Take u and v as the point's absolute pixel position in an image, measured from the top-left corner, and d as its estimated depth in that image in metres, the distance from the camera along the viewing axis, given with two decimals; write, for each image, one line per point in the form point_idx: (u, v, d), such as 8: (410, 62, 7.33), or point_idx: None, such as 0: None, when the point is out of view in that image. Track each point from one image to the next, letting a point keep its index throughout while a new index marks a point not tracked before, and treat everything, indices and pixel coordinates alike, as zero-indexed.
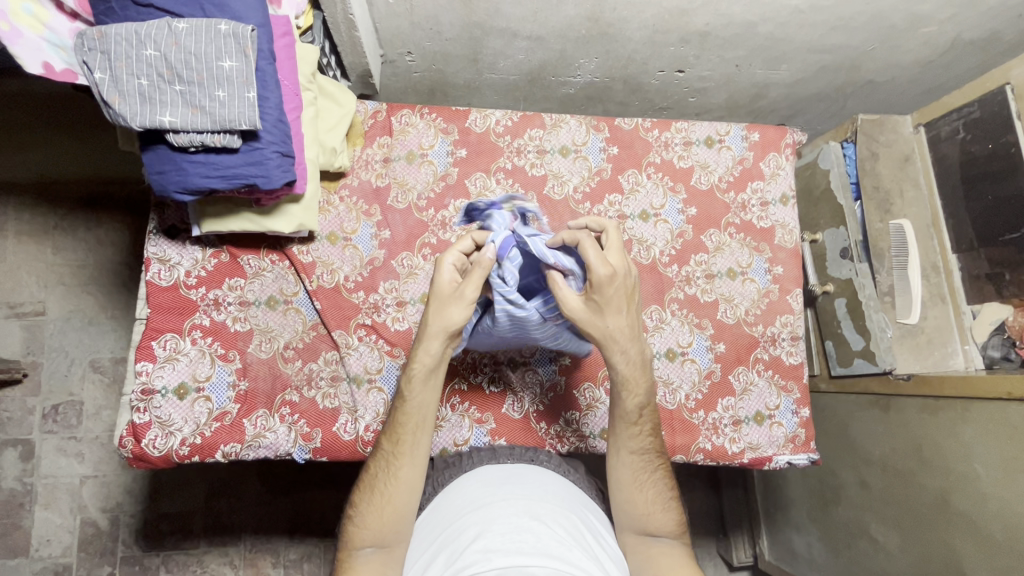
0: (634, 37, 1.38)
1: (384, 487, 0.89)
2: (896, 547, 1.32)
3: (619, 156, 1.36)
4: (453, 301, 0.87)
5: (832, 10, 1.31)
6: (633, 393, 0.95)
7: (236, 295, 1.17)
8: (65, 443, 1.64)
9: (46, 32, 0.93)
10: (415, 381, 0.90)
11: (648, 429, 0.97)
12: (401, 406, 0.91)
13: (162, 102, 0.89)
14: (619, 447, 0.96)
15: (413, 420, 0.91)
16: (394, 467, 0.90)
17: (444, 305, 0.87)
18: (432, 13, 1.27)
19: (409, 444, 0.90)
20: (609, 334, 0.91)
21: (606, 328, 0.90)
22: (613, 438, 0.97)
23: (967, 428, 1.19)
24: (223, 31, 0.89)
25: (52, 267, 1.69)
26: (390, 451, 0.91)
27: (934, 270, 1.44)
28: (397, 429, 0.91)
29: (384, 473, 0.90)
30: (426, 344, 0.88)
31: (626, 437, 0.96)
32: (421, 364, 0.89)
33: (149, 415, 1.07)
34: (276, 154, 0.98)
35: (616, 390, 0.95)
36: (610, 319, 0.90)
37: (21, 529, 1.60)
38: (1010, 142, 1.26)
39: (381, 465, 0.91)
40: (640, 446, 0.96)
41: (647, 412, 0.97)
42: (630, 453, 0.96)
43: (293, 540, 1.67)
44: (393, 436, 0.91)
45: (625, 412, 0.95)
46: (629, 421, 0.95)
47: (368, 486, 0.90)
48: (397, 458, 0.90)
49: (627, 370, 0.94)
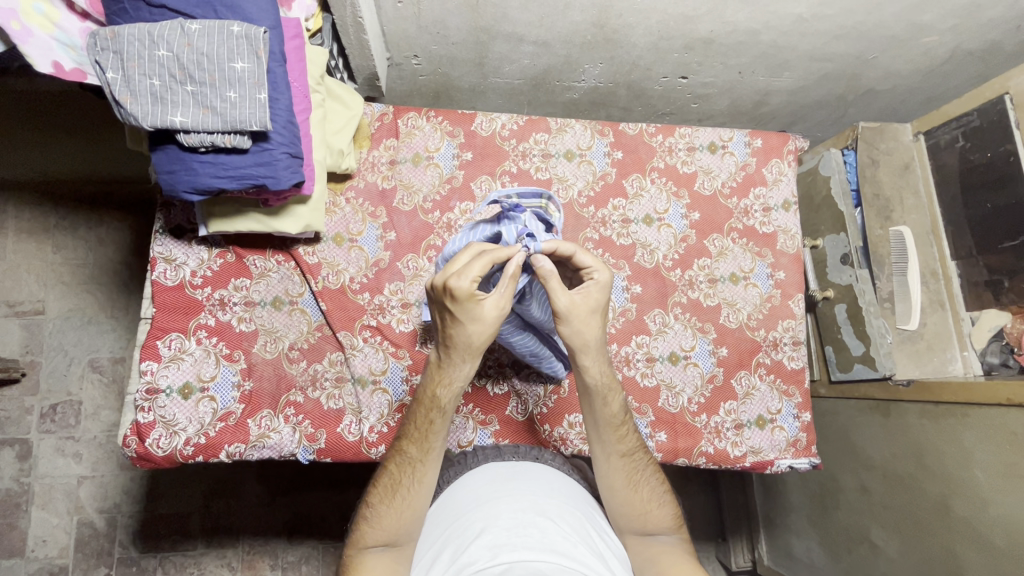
0: (640, 43, 1.39)
1: (408, 492, 0.88)
2: (895, 551, 1.33)
3: (623, 160, 1.37)
4: (490, 322, 0.84)
5: (834, 19, 1.33)
6: (615, 393, 0.94)
7: (241, 296, 1.17)
8: (63, 443, 1.63)
9: (56, 31, 0.93)
10: (452, 395, 0.89)
11: (632, 429, 0.97)
12: (432, 417, 0.89)
13: (174, 102, 0.90)
14: (607, 451, 0.95)
15: (443, 428, 0.90)
16: (420, 473, 0.89)
17: (483, 328, 0.84)
18: (440, 17, 1.28)
19: (437, 451, 0.90)
20: (594, 338, 0.90)
21: (590, 332, 0.90)
22: (599, 444, 0.95)
23: (967, 433, 1.20)
24: (235, 33, 0.90)
25: (53, 266, 1.68)
26: (418, 457, 0.89)
27: (933, 276, 1.46)
28: (427, 437, 0.89)
29: (410, 477, 0.89)
30: (461, 360, 0.87)
31: (614, 440, 0.95)
32: (460, 379, 0.88)
33: (152, 415, 1.07)
34: (285, 155, 0.99)
35: (596, 399, 0.93)
36: (595, 322, 0.90)
37: (18, 529, 1.59)
38: (1009, 150, 1.28)
39: (405, 469, 0.89)
40: (629, 447, 0.95)
41: (628, 412, 0.96)
42: (620, 456, 0.95)
43: (292, 541, 1.67)
44: (421, 443, 0.90)
45: (610, 416, 0.94)
46: (615, 424, 0.94)
47: (387, 485, 0.89)
48: (423, 464, 0.89)
49: (602, 375, 0.93)
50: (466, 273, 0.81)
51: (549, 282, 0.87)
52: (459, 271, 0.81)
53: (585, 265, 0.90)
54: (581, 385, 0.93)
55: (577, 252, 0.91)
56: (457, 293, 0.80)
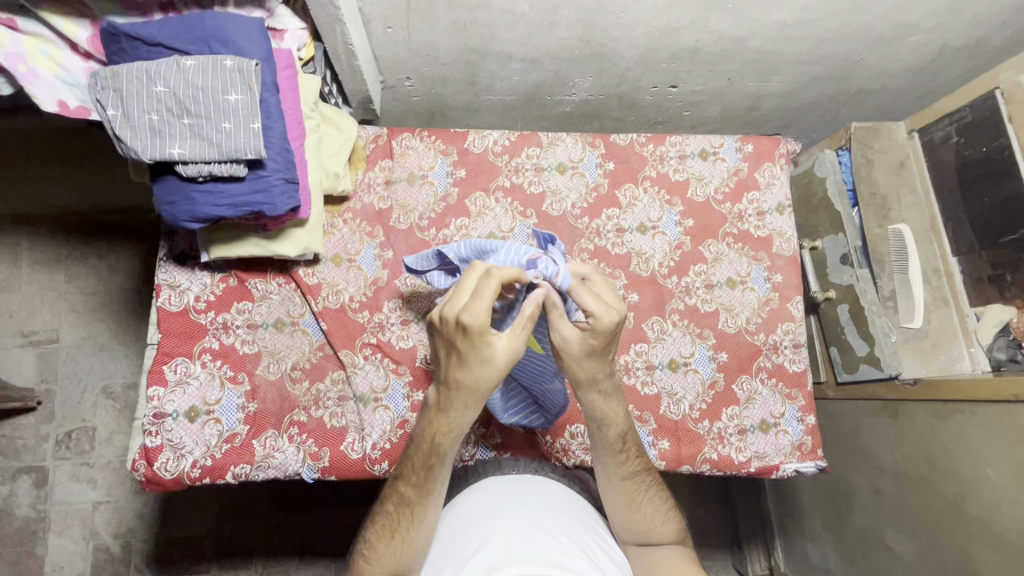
0: (627, 55, 1.41)
1: (407, 533, 0.87)
2: (911, 554, 1.31)
3: (615, 171, 1.39)
4: (492, 366, 0.78)
5: (817, 24, 1.34)
6: (613, 424, 0.91)
7: (243, 318, 1.19)
8: (78, 468, 1.66)
9: (61, 72, 0.98)
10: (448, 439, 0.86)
11: (634, 453, 0.94)
12: (433, 464, 0.87)
13: (172, 135, 0.93)
14: (608, 473, 0.94)
15: (442, 475, 0.89)
16: (418, 515, 0.88)
17: (485, 371, 0.78)
18: (429, 40, 1.31)
19: (435, 493, 0.89)
20: (587, 377, 0.87)
21: (583, 372, 0.86)
22: (601, 465, 0.94)
23: (976, 431, 1.19)
24: (228, 67, 0.93)
25: (66, 296, 1.73)
26: (413, 497, 0.88)
27: (935, 273, 1.44)
28: (421, 480, 0.88)
29: (408, 520, 0.88)
30: (460, 407, 0.82)
31: (614, 465, 0.93)
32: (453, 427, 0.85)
33: (161, 438, 1.09)
34: (281, 181, 1.01)
35: (596, 425, 0.91)
36: (598, 362, 0.86)
37: (36, 556, 1.62)
38: (1002, 145, 1.28)
39: (403, 511, 0.88)
40: (631, 470, 0.94)
41: (633, 437, 0.94)
42: (621, 479, 0.93)
43: (305, 561, 1.68)
44: (418, 485, 0.88)
45: (609, 442, 0.92)
46: (616, 449, 0.93)
47: (388, 527, 0.88)
48: (419, 503, 0.88)
49: (604, 406, 0.90)
50: (462, 307, 0.74)
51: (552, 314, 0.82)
52: (468, 308, 0.73)
53: (585, 306, 0.81)
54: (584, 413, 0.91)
55: (581, 293, 0.82)
56: (472, 335, 0.74)
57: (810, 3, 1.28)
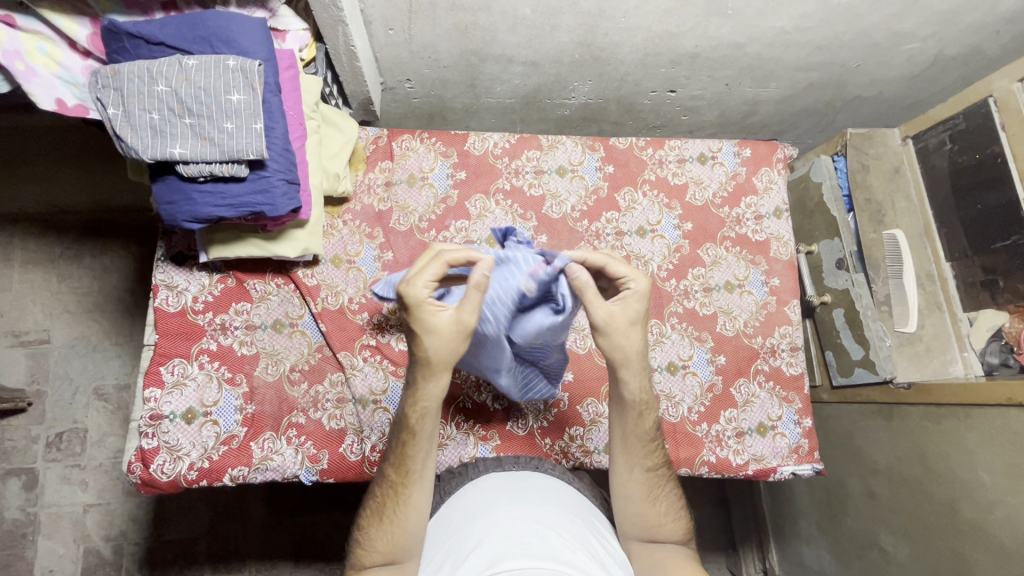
0: (627, 60, 1.42)
1: (394, 515, 0.87)
2: (905, 556, 1.32)
3: (615, 174, 1.39)
4: (445, 334, 0.80)
5: (815, 31, 1.36)
6: (650, 412, 0.95)
7: (242, 319, 1.19)
8: (69, 471, 1.64)
9: (59, 70, 0.97)
10: (421, 415, 0.85)
11: (660, 446, 0.97)
12: (407, 440, 0.87)
13: (172, 134, 0.92)
14: (633, 463, 0.95)
15: (422, 452, 0.88)
16: (404, 496, 0.88)
17: (439, 341, 0.80)
18: (430, 42, 1.31)
19: (416, 472, 0.88)
20: (630, 354, 0.89)
21: (630, 344, 0.88)
22: (625, 455, 0.95)
23: (971, 433, 1.20)
24: (231, 67, 0.93)
25: (58, 296, 1.71)
26: (397, 479, 0.88)
27: (929, 278, 1.46)
28: (402, 460, 0.88)
29: (394, 501, 0.88)
30: (427, 377, 0.83)
31: (642, 455, 0.95)
32: (426, 400, 0.85)
33: (157, 440, 1.08)
34: (282, 182, 1.01)
35: (636, 411, 0.94)
36: (637, 334, 0.88)
37: (25, 559, 1.60)
38: (996, 152, 1.30)
39: (389, 492, 0.88)
40: (655, 462, 0.96)
41: (660, 430, 0.97)
42: (645, 469, 0.95)
43: (299, 564, 1.67)
44: (400, 466, 0.88)
45: (641, 431, 0.95)
46: (645, 439, 0.95)
47: (376, 510, 0.89)
48: (404, 485, 0.88)
49: (642, 393, 0.93)
50: (416, 280, 0.80)
51: (586, 293, 0.86)
52: (409, 280, 0.81)
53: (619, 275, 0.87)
54: (617, 400, 0.94)
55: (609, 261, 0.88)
56: (409, 301, 0.80)
57: (808, 10, 1.29)
